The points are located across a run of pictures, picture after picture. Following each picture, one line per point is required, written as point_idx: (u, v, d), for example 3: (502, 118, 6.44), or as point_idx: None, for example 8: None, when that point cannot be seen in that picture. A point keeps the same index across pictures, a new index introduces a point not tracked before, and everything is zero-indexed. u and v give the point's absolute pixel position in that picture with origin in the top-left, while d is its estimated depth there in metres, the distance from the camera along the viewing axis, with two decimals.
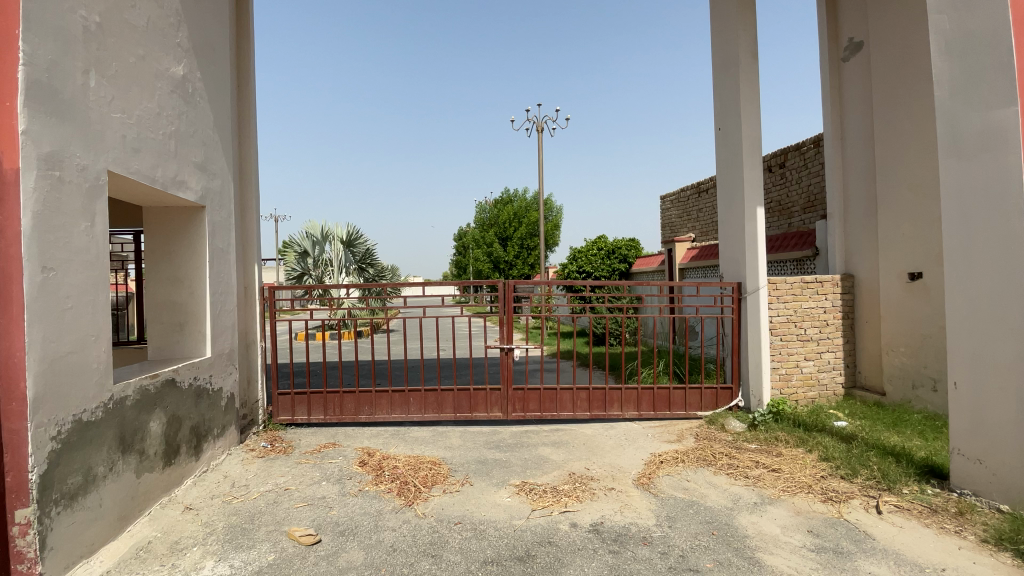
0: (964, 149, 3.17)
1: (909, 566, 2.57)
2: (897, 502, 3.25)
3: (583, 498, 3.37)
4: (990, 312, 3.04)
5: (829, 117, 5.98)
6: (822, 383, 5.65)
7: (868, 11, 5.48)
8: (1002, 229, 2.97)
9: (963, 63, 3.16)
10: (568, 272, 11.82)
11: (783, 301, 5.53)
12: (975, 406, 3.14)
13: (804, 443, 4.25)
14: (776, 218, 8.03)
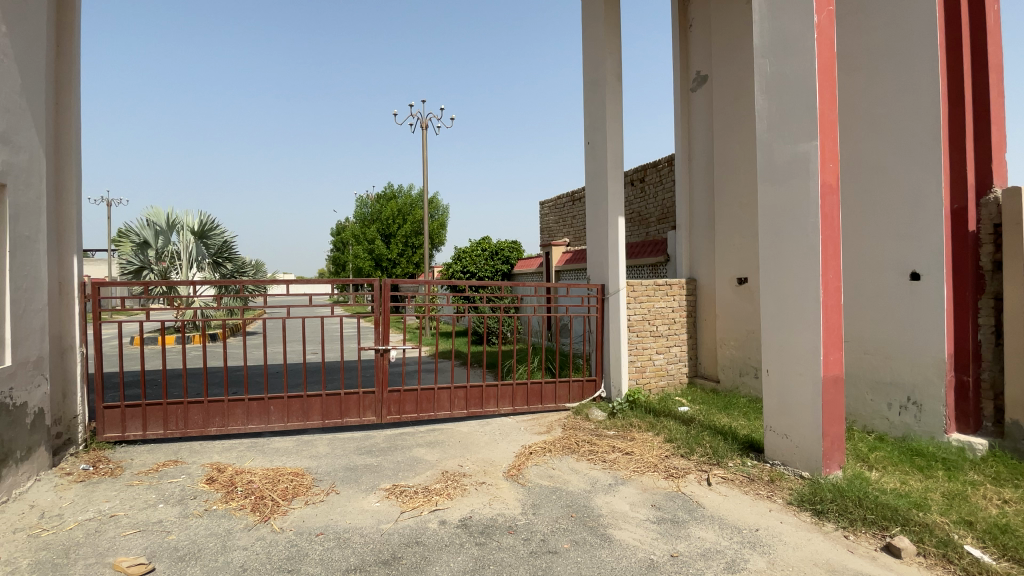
0: (777, 174, 3.82)
1: (732, 528, 3.03)
2: (724, 474, 3.81)
3: (454, 495, 3.42)
4: (795, 311, 3.70)
5: (680, 139, 6.79)
6: (670, 373, 6.39)
7: (711, 50, 6.35)
8: (804, 243, 3.63)
9: (780, 102, 3.81)
10: (451, 272, 11.85)
11: (640, 301, 6.16)
12: (785, 390, 3.79)
13: (653, 427, 4.78)
14: (637, 227, 8.90)
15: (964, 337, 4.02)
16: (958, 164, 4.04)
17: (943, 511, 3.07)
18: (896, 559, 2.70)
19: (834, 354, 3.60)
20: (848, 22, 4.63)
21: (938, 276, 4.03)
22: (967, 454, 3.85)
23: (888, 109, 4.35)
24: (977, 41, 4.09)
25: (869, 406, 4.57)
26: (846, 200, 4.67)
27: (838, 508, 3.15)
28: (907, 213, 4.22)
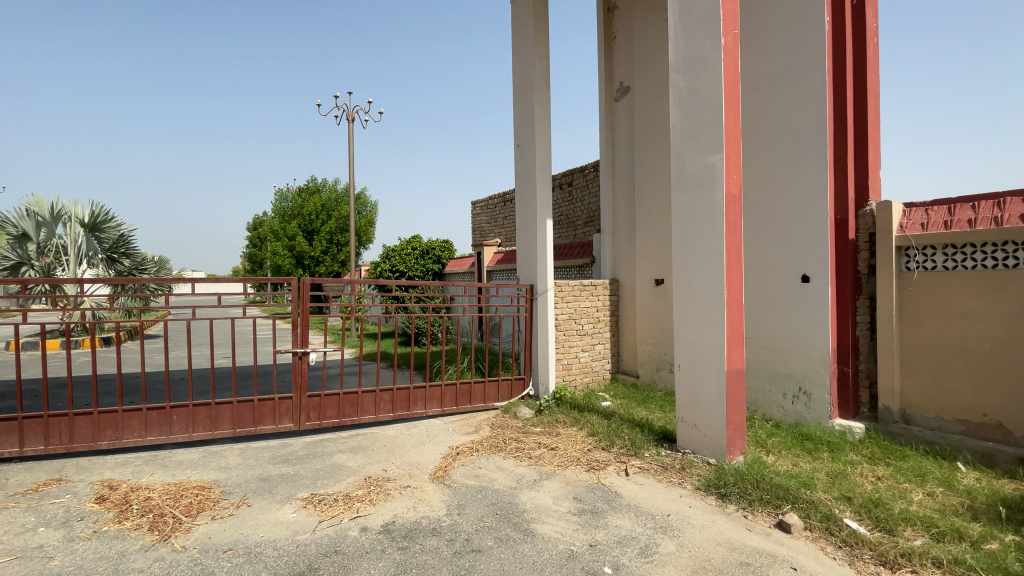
0: (688, 184, 4.10)
1: (647, 515, 3.22)
2: (640, 464, 4.03)
3: (377, 500, 3.34)
4: (704, 311, 3.99)
5: (604, 145, 7.08)
6: (595, 370, 6.65)
7: (633, 63, 6.67)
8: (710, 247, 3.93)
9: (691, 116, 4.09)
10: (379, 271, 11.53)
11: (566, 301, 6.35)
12: (695, 383, 4.09)
13: (578, 422, 4.95)
14: (565, 229, 9.17)
15: (845, 332, 4.53)
16: (840, 179, 4.54)
17: (826, 489, 3.44)
18: (786, 534, 3.00)
19: (736, 350, 3.93)
20: (752, 45, 5.05)
21: (824, 278, 4.51)
22: (847, 436, 4.35)
23: (784, 127, 4.81)
24: (857, 70, 4.58)
25: (768, 396, 5.03)
26: (749, 209, 5.10)
27: (738, 490, 3.45)
28: (799, 222, 4.68)
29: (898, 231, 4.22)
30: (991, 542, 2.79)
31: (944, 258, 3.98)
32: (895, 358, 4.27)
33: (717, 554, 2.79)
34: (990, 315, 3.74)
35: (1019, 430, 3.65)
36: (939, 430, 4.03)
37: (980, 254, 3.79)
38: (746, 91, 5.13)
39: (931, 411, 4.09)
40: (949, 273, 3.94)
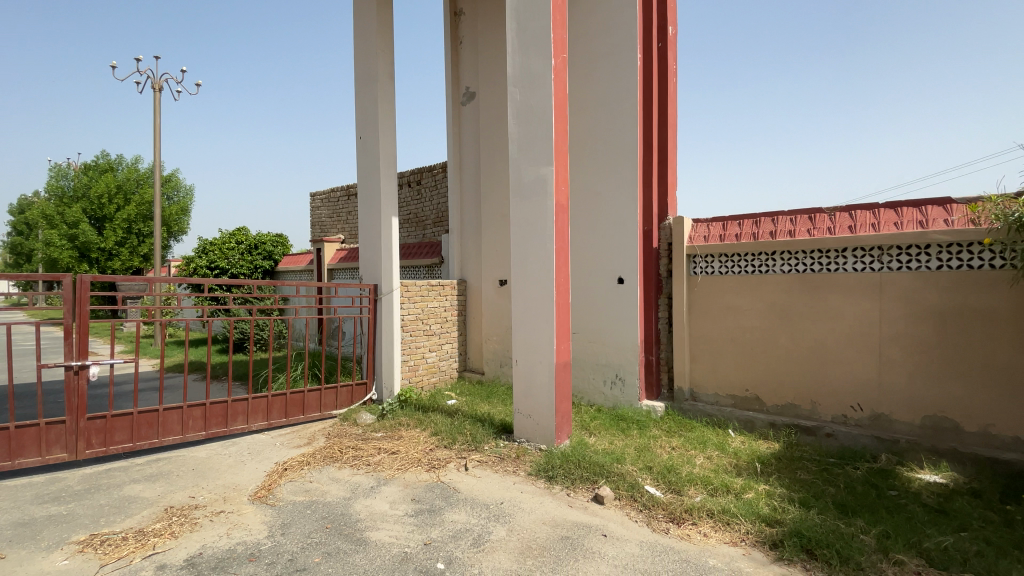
0: (524, 191, 4.38)
1: (481, 506, 3.36)
2: (479, 458, 4.19)
3: (180, 532, 2.91)
4: (536, 310, 4.31)
5: (451, 147, 7.17)
6: (442, 369, 6.69)
7: (478, 70, 6.88)
8: (542, 251, 4.26)
9: (527, 129, 4.39)
10: (194, 268, 9.99)
11: (413, 302, 6.27)
12: (528, 376, 4.40)
13: (421, 423, 4.94)
14: (413, 227, 9.05)
15: (650, 326, 5.29)
16: (648, 196, 5.26)
17: (634, 462, 3.99)
18: (601, 505, 3.41)
19: (564, 344, 4.32)
20: (582, 69, 5.59)
21: (635, 280, 5.22)
22: (651, 415, 5.10)
23: (606, 146, 5.43)
24: (662, 103, 5.33)
25: (591, 384, 5.64)
26: (577, 217, 5.65)
27: (563, 471, 3.81)
28: (617, 231, 5.34)
29: (688, 242, 5.09)
30: (746, 490, 3.52)
31: (720, 265, 4.91)
32: (686, 347, 5.13)
33: (542, 533, 3.03)
34: (750, 310, 4.72)
35: (768, 400, 4.68)
36: (716, 404, 4.96)
37: (743, 261, 4.76)
38: (575, 110, 5.66)
39: (711, 389, 5.01)
40: (723, 276, 4.88)
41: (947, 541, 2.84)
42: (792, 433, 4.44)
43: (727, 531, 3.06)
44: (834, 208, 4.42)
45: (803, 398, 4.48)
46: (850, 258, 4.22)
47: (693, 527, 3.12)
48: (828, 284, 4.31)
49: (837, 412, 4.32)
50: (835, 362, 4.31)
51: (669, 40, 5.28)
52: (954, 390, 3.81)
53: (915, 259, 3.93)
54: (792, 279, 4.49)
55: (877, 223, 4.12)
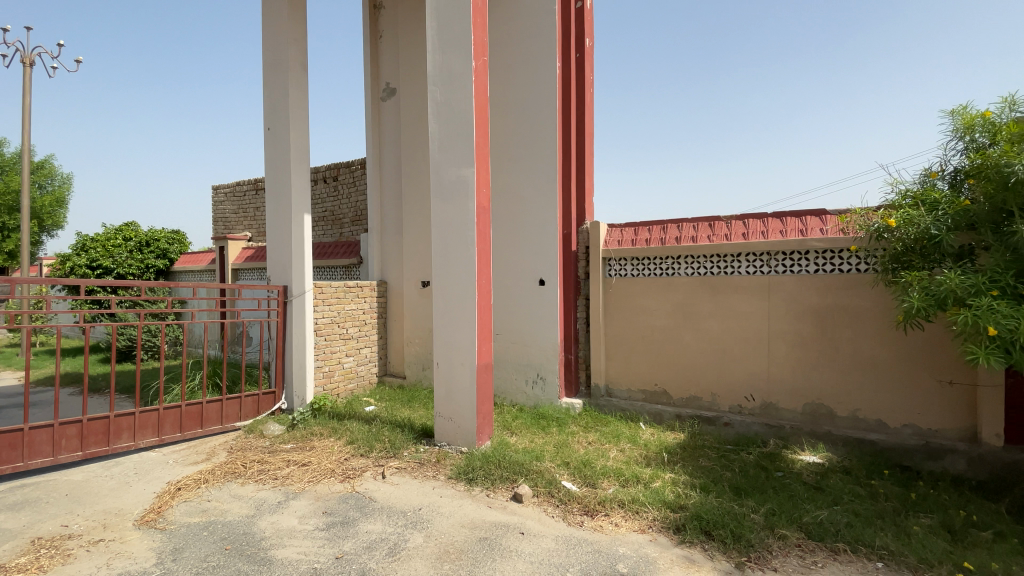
0: (444, 192, 4.34)
1: (398, 514, 3.28)
2: (398, 464, 4.09)
3: (48, 567, 2.55)
4: (458, 312, 4.29)
5: (370, 144, 6.95)
6: (360, 375, 6.45)
7: (398, 65, 6.72)
8: (463, 252, 4.24)
9: (447, 129, 4.35)
10: (70, 268, 8.84)
11: (328, 304, 5.99)
12: (449, 379, 4.36)
13: (336, 432, 4.72)
14: (329, 226, 8.63)
15: (569, 326, 5.46)
16: (567, 200, 5.42)
17: (552, 459, 4.09)
18: (519, 504, 3.46)
19: (485, 345, 4.33)
20: (503, 74, 5.65)
21: (554, 282, 5.36)
22: (570, 412, 5.26)
23: (526, 150, 5.53)
24: (580, 111, 5.52)
25: (513, 384, 5.71)
26: (498, 219, 5.70)
27: (483, 473, 3.82)
28: (538, 234, 5.45)
29: (604, 246, 5.32)
30: (655, 480, 3.74)
31: (633, 267, 5.18)
32: (602, 345, 5.36)
33: (460, 536, 3.02)
34: (659, 310, 5.03)
35: (675, 393, 5.00)
36: (629, 399, 5.22)
37: (652, 264, 5.06)
38: (497, 113, 5.71)
39: (624, 385, 5.27)
40: (635, 278, 5.15)
41: (822, 515, 3.19)
42: (696, 423, 4.78)
43: (636, 519, 3.23)
44: (731, 217, 4.84)
45: (705, 390, 4.85)
46: (744, 262, 4.63)
47: (605, 518, 3.26)
48: (726, 285, 4.70)
49: (733, 402, 4.72)
50: (732, 357, 4.71)
51: (586, 51, 5.48)
52: (829, 379, 4.31)
53: (796, 263, 4.40)
54: (695, 281, 4.84)
55: (766, 231, 4.58)
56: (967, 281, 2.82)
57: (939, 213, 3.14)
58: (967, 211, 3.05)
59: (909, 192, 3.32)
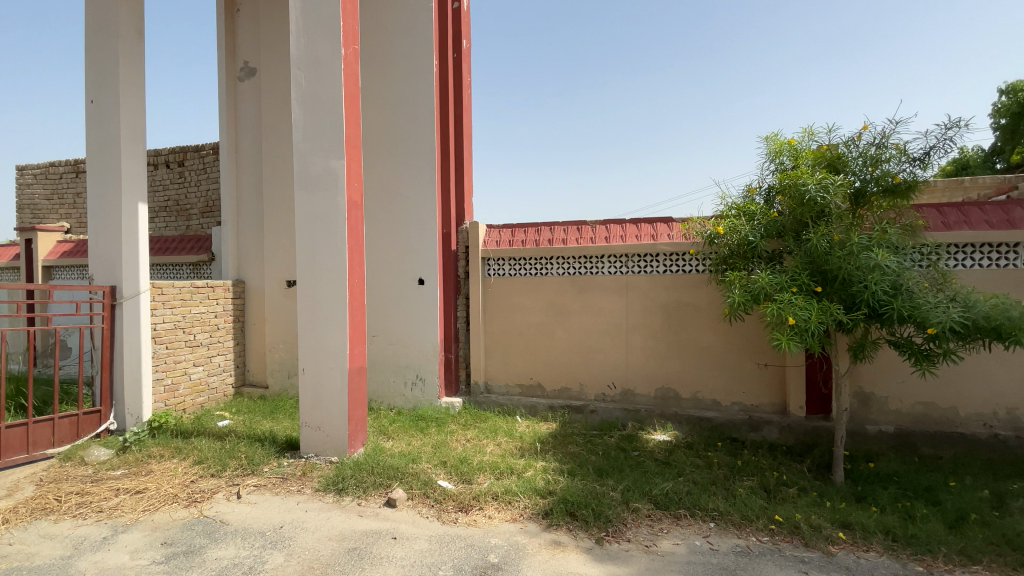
0: (311, 184, 4.07)
1: (255, 535, 3.01)
2: (256, 482, 3.74)
3: None
4: (327, 313, 4.04)
5: (225, 128, 6.25)
6: (212, 386, 5.76)
7: (259, 44, 6.13)
8: (332, 249, 4.01)
9: (313, 116, 4.08)
10: None
11: (170, 307, 5.27)
12: (318, 385, 4.09)
13: (181, 452, 4.17)
14: (174, 218, 7.57)
15: (448, 326, 5.46)
16: (445, 200, 5.41)
17: (428, 459, 4.06)
18: (392, 509, 3.37)
19: (358, 347, 4.15)
20: (377, 66, 5.46)
21: (433, 282, 5.32)
22: (449, 411, 5.25)
23: (402, 146, 5.40)
24: (457, 111, 5.55)
25: (391, 387, 5.54)
26: (373, 216, 5.50)
27: (354, 481, 3.65)
28: (415, 232, 5.36)
29: (481, 246, 5.40)
30: (527, 469, 3.90)
31: (509, 267, 5.33)
32: (481, 343, 5.44)
33: (326, 550, 2.86)
34: (533, 308, 5.26)
35: (549, 386, 5.27)
36: (506, 395, 5.38)
37: (527, 264, 5.27)
38: (371, 105, 5.50)
39: (502, 381, 5.41)
40: (510, 277, 5.32)
41: (668, 486, 3.61)
42: (566, 413, 5.09)
43: (509, 510, 3.35)
44: (595, 221, 5.26)
45: (575, 382, 5.19)
46: (608, 263, 5.04)
47: (479, 512, 3.33)
48: (592, 284, 5.07)
49: (599, 392, 5.12)
50: (598, 350, 5.10)
51: (462, 53, 5.53)
52: (677, 366, 4.89)
53: (650, 264, 4.91)
54: (565, 280, 5.15)
55: (625, 235, 5.05)
56: (774, 279, 3.39)
57: (755, 222, 3.73)
58: (775, 221, 3.67)
59: (735, 204, 3.89)
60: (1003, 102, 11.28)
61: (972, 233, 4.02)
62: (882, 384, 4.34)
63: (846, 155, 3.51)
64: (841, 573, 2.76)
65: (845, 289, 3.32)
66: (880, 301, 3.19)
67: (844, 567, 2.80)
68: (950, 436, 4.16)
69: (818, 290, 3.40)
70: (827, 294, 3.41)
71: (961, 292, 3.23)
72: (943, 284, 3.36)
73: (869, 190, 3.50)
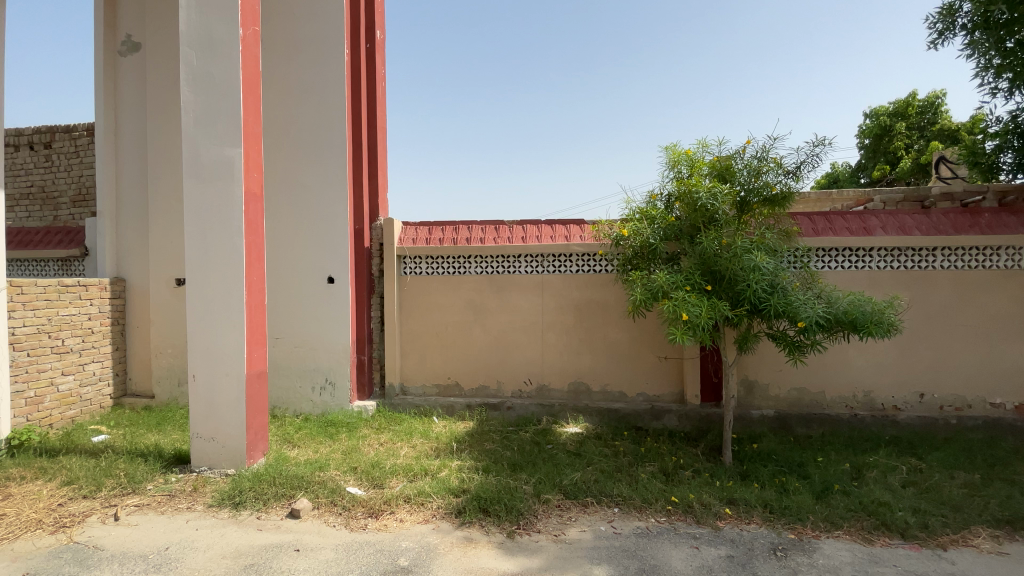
0: (202, 173, 3.74)
1: (134, 560, 2.73)
2: (138, 501, 3.38)
3: None
4: (221, 314, 3.74)
5: (102, 108, 5.56)
6: (85, 398, 5.11)
7: (145, 16, 5.52)
8: (227, 245, 3.72)
9: (206, 100, 3.76)
10: None
11: (31, 309, 4.60)
12: (211, 392, 3.78)
13: (43, 473, 3.65)
14: (38, 207, 6.60)
15: (361, 326, 5.27)
16: (357, 195, 5.21)
17: (337, 466, 3.90)
18: (296, 520, 3.20)
19: (258, 351, 3.89)
20: (282, 51, 5.14)
21: (344, 281, 5.10)
22: (362, 415, 5.07)
23: (311, 138, 5.13)
24: (370, 105, 5.38)
25: (298, 392, 5.26)
26: (279, 211, 5.17)
27: (253, 494, 3.42)
28: (324, 229, 5.12)
29: (397, 244, 5.25)
30: (442, 469, 3.87)
31: (426, 265, 5.25)
32: (397, 343, 5.30)
33: (219, 570, 2.66)
34: (450, 307, 5.22)
35: (466, 385, 5.28)
36: (423, 395, 5.30)
37: (443, 263, 5.22)
38: (276, 93, 5.16)
39: (418, 382, 5.32)
40: (427, 276, 5.23)
41: (577, 476, 3.76)
42: (483, 411, 5.12)
43: (421, 511, 3.31)
44: (512, 222, 5.33)
45: (491, 380, 5.24)
46: (524, 262, 5.13)
47: (390, 516, 3.25)
48: (508, 283, 5.14)
49: (515, 389, 5.21)
50: (514, 348, 5.19)
51: (376, 44, 5.35)
52: (588, 362, 5.10)
53: (564, 264, 5.07)
54: (482, 279, 5.17)
55: (540, 236, 5.17)
56: (670, 279, 3.66)
57: (655, 225, 3.98)
58: (673, 225, 3.95)
59: (639, 209, 4.11)
60: (867, 124, 13.00)
61: (835, 239, 4.59)
62: (764, 372, 4.84)
63: (733, 166, 3.84)
64: (727, 545, 3.03)
65: (731, 288, 3.66)
66: (760, 298, 3.54)
67: (729, 539, 3.09)
68: (819, 417, 4.73)
69: (708, 289, 3.71)
70: (716, 292, 3.74)
71: (825, 290, 3.68)
72: (811, 283, 3.81)
73: (751, 199, 3.88)
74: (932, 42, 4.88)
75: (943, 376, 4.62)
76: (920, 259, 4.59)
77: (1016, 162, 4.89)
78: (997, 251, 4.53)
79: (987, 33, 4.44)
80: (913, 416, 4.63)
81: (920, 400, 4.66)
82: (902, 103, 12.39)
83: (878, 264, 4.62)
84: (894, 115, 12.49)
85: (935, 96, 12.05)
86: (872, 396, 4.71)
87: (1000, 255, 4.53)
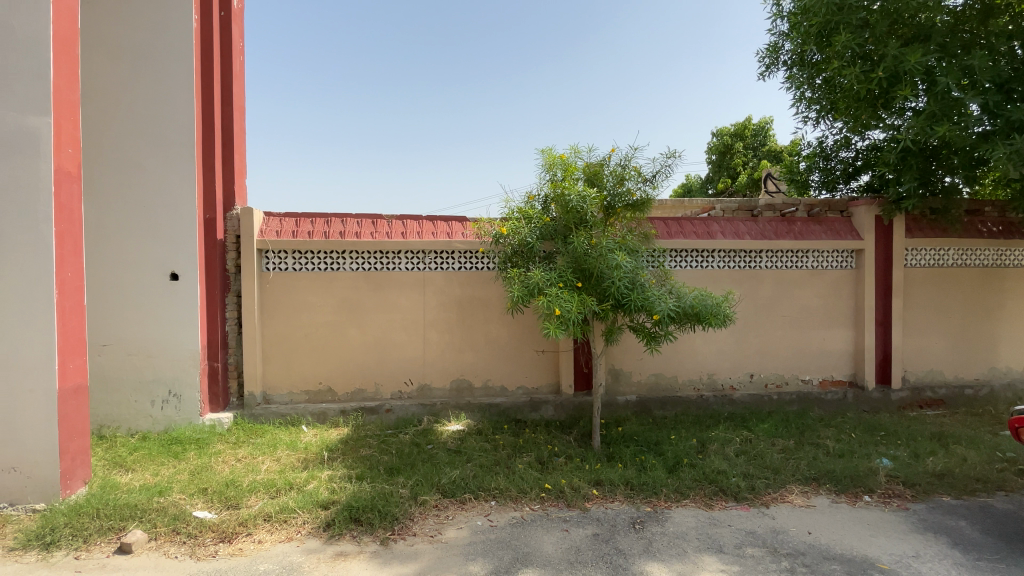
0: None
1: None
2: None
3: None
4: (20, 318, 3.08)
5: None
6: None
7: None
8: (31, 233, 3.07)
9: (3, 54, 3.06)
10: None
11: None
12: (8, 414, 3.10)
13: None
14: None
15: (214, 330, 4.70)
16: (208, 179, 4.63)
17: (183, 488, 3.45)
18: (126, 555, 2.76)
19: (75, 361, 3.27)
20: (110, 6, 4.37)
21: (191, 276, 4.51)
22: (216, 428, 4.52)
23: (151, 114, 4.46)
24: (225, 81, 4.80)
25: (133, 407, 4.55)
26: (105, 194, 4.41)
27: (71, 530, 2.89)
28: (167, 219, 4.47)
29: (259, 236, 4.76)
30: (309, 482, 3.60)
31: (293, 262, 4.84)
32: (258, 347, 4.81)
33: None
34: (323, 306, 4.89)
35: (340, 389, 4.99)
36: (289, 403, 4.90)
37: (314, 259, 4.86)
38: (105, 56, 4.40)
39: (284, 390, 4.91)
40: (296, 273, 4.84)
41: (455, 473, 3.77)
42: (359, 415, 4.88)
43: (283, 529, 3.05)
44: (391, 216, 5.11)
45: (368, 383, 5.02)
46: (404, 259, 4.99)
47: (247, 538, 2.96)
48: (388, 280, 4.96)
49: (394, 389, 5.06)
50: (393, 347, 5.03)
51: (233, 13, 4.81)
52: (469, 358, 5.13)
53: (445, 261, 5.04)
54: (358, 276, 4.91)
55: (421, 231, 5.04)
56: (545, 276, 3.81)
57: (532, 225, 4.11)
58: (548, 225, 4.11)
59: (518, 209, 4.19)
60: (714, 141, 14.81)
61: (686, 241, 5.18)
62: (629, 361, 5.30)
63: (602, 171, 4.12)
64: (593, 524, 3.26)
65: (599, 285, 3.92)
66: (622, 294, 3.85)
67: (595, 518, 3.32)
68: (674, 399, 5.29)
69: (579, 285, 3.94)
70: (586, 289, 3.97)
71: (675, 287, 4.11)
72: (665, 281, 4.24)
73: (615, 205, 4.21)
74: (763, 73, 5.70)
75: (766, 360, 5.45)
76: (750, 260, 5.36)
77: (821, 180, 6.03)
78: (806, 253, 5.46)
79: (802, 70, 5.29)
80: (746, 394, 5.40)
81: (751, 379, 5.44)
82: (741, 126, 14.35)
83: (718, 264, 5.31)
84: (735, 136, 14.44)
85: (765, 122, 14.15)
86: (715, 378, 5.40)
87: (807, 257, 5.46)
